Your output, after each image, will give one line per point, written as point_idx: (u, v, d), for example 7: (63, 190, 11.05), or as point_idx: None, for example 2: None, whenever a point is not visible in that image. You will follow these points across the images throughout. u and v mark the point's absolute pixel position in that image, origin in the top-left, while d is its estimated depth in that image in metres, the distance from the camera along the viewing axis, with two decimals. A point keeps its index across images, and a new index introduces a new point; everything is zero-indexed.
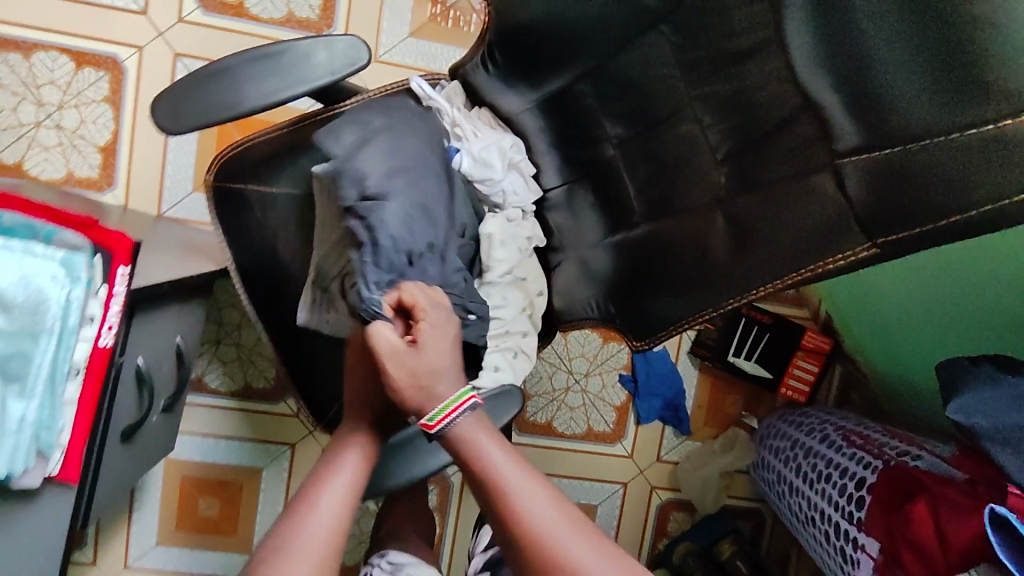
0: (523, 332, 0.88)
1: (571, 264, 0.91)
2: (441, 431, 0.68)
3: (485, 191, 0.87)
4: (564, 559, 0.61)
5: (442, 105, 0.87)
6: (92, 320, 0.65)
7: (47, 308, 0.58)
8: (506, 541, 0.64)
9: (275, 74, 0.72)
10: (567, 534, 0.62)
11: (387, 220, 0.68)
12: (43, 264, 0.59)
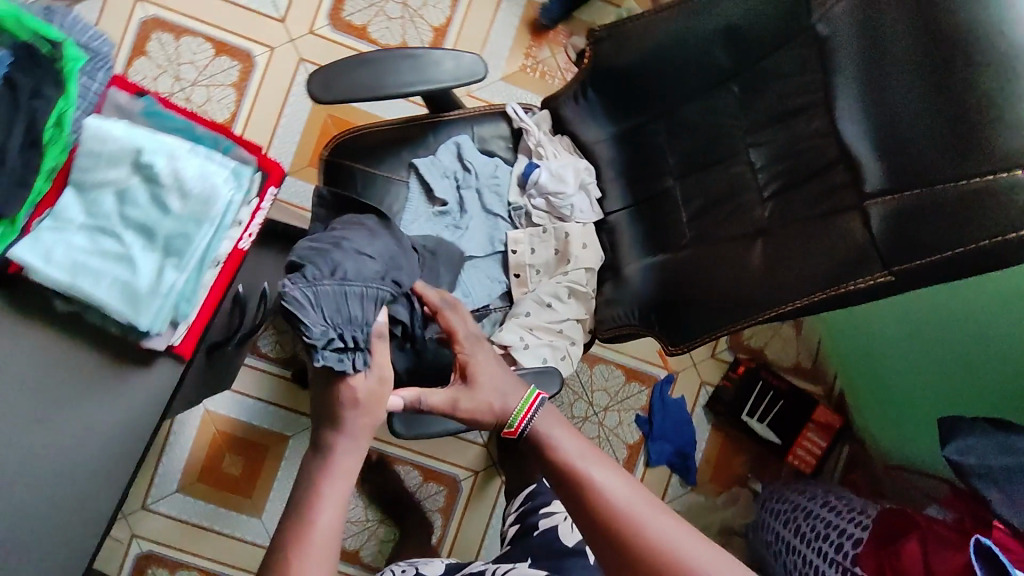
0: (571, 327, 1.02)
1: (617, 281, 1.02)
2: (526, 431, 0.81)
3: (557, 202, 1.02)
4: (644, 532, 0.71)
5: (531, 128, 1.05)
6: (239, 224, 0.75)
7: (214, 200, 0.70)
8: (588, 519, 0.74)
9: (412, 71, 0.88)
10: (644, 514, 0.72)
11: (337, 257, 0.77)
12: (218, 167, 0.71)
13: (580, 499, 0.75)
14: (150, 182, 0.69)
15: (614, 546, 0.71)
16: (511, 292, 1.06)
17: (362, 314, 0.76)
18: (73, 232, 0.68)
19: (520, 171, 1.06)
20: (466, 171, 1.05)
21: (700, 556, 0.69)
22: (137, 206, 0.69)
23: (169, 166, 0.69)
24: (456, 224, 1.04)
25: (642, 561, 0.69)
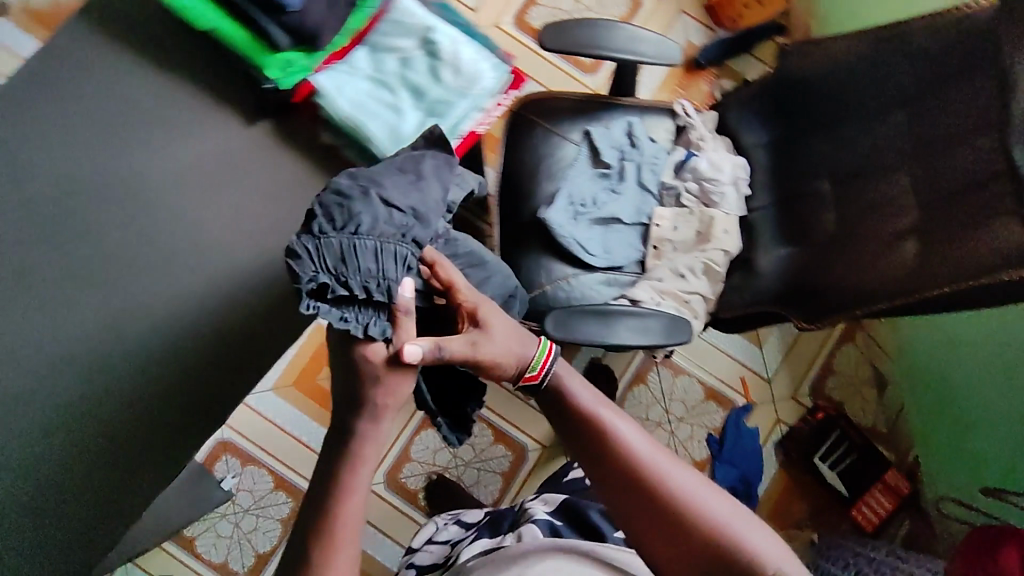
0: (699, 301, 1.10)
1: (747, 270, 1.12)
2: (545, 380, 0.86)
3: (710, 189, 1.13)
4: (667, 481, 0.76)
5: (696, 124, 1.17)
6: (486, 109, 0.93)
7: (480, 81, 0.89)
8: (608, 464, 0.79)
9: (624, 43, 1.03)
10: (659, 461, 0.78)
11: (357, 208, 0.74)
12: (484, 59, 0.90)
13: (597, 444, 0.80)
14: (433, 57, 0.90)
15: (626, 488, 0.76)
16: (646, 262, 1.15)
17: (376, 266, 0.73)
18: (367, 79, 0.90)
19: (678, 157, 1.17)
20: (633, 146, 1.17)
21: (714, 506, 0.74)
22: (417, 73, 0.90)
23: (449, 47, 0.89)
24: (611, 187, 1.16)
25: (653, 501, 0.75)
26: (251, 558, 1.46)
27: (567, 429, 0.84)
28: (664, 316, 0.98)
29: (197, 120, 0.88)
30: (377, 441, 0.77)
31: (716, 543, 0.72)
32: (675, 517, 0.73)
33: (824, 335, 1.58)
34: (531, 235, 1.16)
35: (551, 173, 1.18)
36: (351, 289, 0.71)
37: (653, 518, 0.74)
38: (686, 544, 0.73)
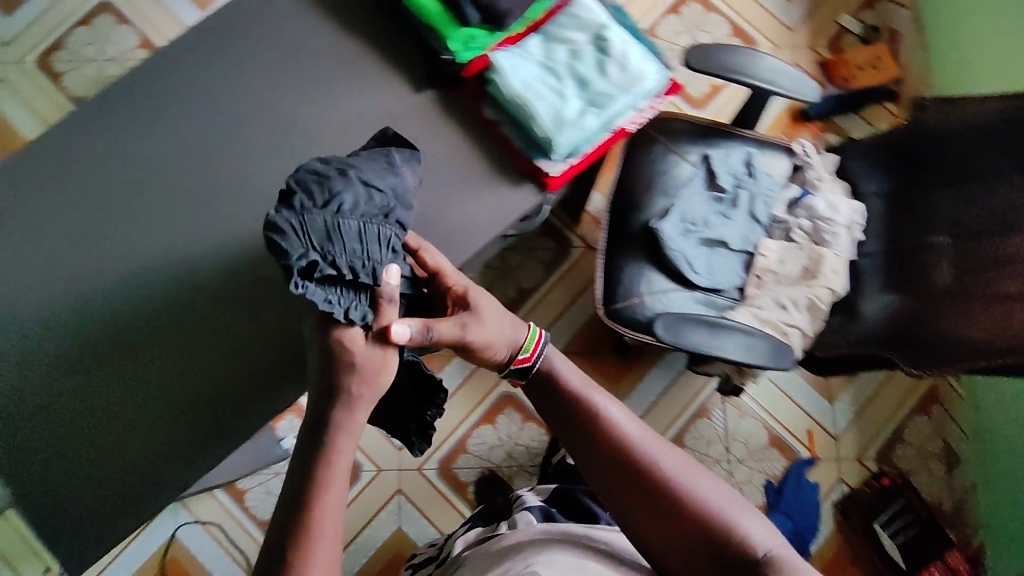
0: (799, 335, 1.10)
1: (850, 313, 1.12)
2: (536, 364, 0.83)
3: (824, 228, 1.14)
4: (659, 465, 0.73)
5: (816, 165, 1.19)
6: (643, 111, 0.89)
7: (643, 82, 0.85)
8: (598, 448, 0.76)
9: (764, 71, 1.06)
10: (650, 449, 0.75)
11: (341, 192, 0.74)
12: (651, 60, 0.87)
13: (587, 433, 0.78)
14: (601, 51, 0.86)
15: (618, 478, 0.74)
16: (746, 289, 1.15)
17: (359, 246, 0.73)
18: (536, 64, 0.86)
19: (792, 194, 1.19)
20: (750, 176, 1.19)
21: (707, 494, 0.71)
22: (585, 64, 0.86)
23: (622, 45, 0.86)
24: (724, 211, 1.17)
25: (645, 490, 0.72)
26: None
27: (557, 418, 0.81)
28: (771, 340, 0.99)
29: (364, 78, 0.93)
30: (359, 422, 0.72)
31: (708, 530, 0.69)
32: (667, 504, 0.71)
33: (897, 403, 1.54)
34: (637, 244, 1.17)
35: (666, 188, 1.19)
36: (335, 268, 0.70)
37: (642, 505, 0.72)
38: (678, 527, 0.70)
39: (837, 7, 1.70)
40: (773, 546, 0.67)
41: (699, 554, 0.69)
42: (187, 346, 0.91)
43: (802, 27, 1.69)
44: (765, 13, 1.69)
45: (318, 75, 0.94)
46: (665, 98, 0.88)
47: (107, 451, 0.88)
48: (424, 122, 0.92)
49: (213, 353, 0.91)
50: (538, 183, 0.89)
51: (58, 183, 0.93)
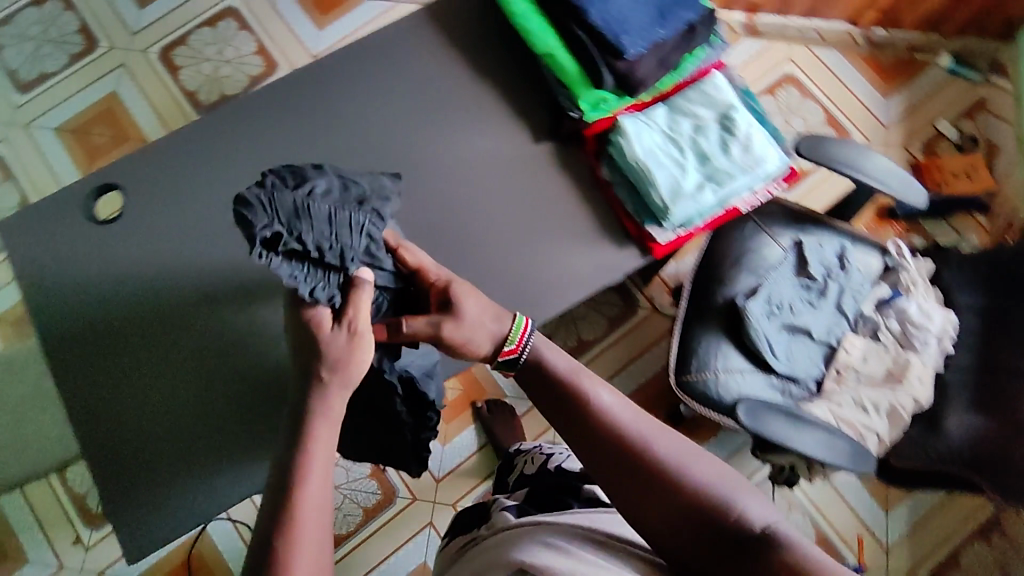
0: (877, 438, 1.08)
1: (932, 428, 1.09)
2: (523, 355, 0.80)
3: (915, 334, 1.12)
4: (650, 448, 0.69)
5: (911, 268, 1.16)
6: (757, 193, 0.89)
7: (764, 165, 0.86)
8: (587, 433, 0.72)
9: (871, 167, 1.06)
10: (643, 430, 0.71)
11: (314, 180, 0.80)
12: (772, 143, 0.87)
13: (578, 418, 0.74)
14: (724, 128, 0.87)
15: (614, 461, 0.70)
16: (824, 383, 1.13)
17: (331, 229, 0.78)
18: (659, 132, 0.88)
19: (881, 293, 1.17)
20: (842, 269, 1.18)
21: (706, 477, 0.68)
22: (708, 139, 0.87)
23: (747, 126, 0.87)
24: (811, 300, 1.15)
25: (641, 472, 0.68)
26: None
27: (545, 401, 0.77)
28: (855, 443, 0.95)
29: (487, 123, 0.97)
30: (331, 415, 0.71)
31: (706, 510, 0.65)
32: (664, 484, 0.67)
33: (956, 523, 1.47)
34: (718, 319, 1.16)
35: (755, 269, 1.18)
36: (298, 244, 0.74)
37: (638, 485, 0.68)
38: (676, 507, 0.66)
39: (937, 111, 1.69)
40: (774, 523, 0.64)
41: (701, 536, 0.65)
42: (192, 360, 0.93)
43: (899, 126, 1.68)
44: (863, 107, 1.69)
45: (445, 115, 0.97)
46: (781, 184, 0.88)
47: (139, 471, 0.90)
48: (540, 174, 0.95)
49: (224, 366, 0.93)
50: (642, 247, 0.90)
51: (188, 180, 0.97)
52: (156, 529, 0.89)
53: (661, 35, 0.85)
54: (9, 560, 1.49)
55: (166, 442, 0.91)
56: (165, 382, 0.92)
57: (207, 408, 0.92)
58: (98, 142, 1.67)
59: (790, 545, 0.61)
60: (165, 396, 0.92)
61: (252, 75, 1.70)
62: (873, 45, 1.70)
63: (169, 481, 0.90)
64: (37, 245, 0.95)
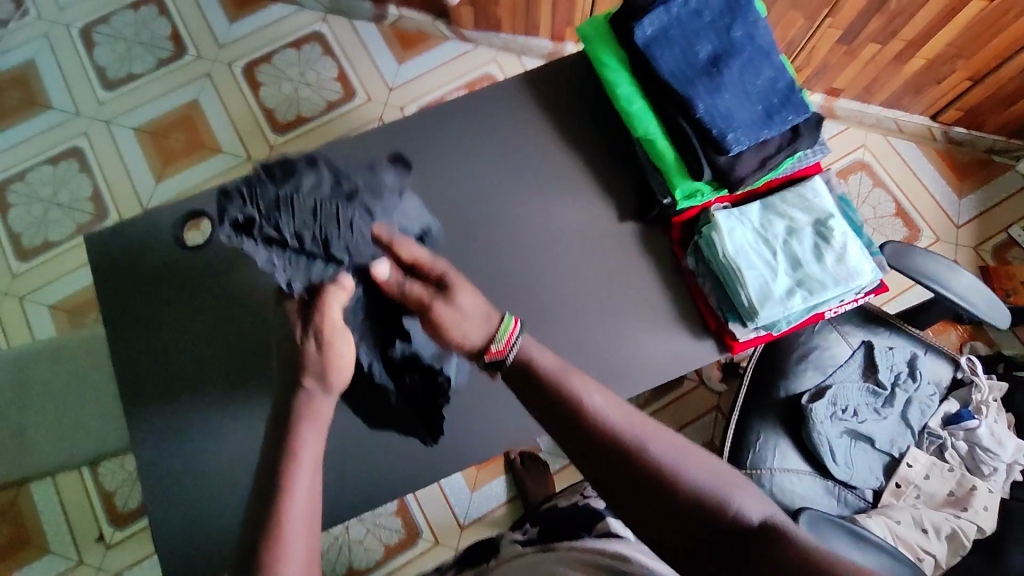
0: (935, 559, 1.04)
1: (992, 559, 1.04)
2: (511, 355, 0.73)
3: (984, 457, 1.10)
4: (644, 452, 0.66)
5: (983, 388, 1.15)
6: (845, 303, 0.87)
7: (858, 279, 0.84)
8: (575, 435, 0.68)
9: (952, 280, 1.03)
10: (636, 429, 0.67)
11: (304, 176, 0.82)
12: (868, 256, 0.85)
13: (569, 421, 0.68)
14: (819, 235, 0.86)
15: (611, 463, 0.66)
16: (882, 495, 1.12)
17: (312, 218, 0.81)
18: (751, 230, 0.86)
19: (949, 409, 1.16)
20: (910, 378, 1.15)
21: (703, 473, 0.65)
22: (802, 244, 0.85)
23: (843, 237, 0.85)
24: (876, 407, 1.13)
25: (639, 473, 0.65)
26: (343, 568, 1.44)
27: (532, 403, 0.71)
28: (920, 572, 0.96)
29: (574, 195, 0.96)
30: (318, 415, 0.73)
31: (709, 509, 0.63)
32: (664, 483, 0.64)
33: None
34: (777, 413, 1.15)
35: (820, 369, 1.17)
36: (279, 234, 0.80)
37: (640, 489, 0.64)
38: (678, 508, 0.63)
39: (1011, 217, 1.65)
40: (774, 517, 0.63)
41: (710, 539, 0.62)
42: (229, 370, 0.99)
43: (970, 227, 1.64)
44: (934, 203, 1.66)
45: (533, 183, 0.97)
46: (868, 296, 0.88)
47: (175, 466, 0.96)
48: (622, 253, 0.94)
49: (240, 352, 1.00)
50: (721, 344, 0.90)
51: None
52: (185, 522, 0.95)
53: (767, 136, 0.84)
54: (32, 548, 1.49)
55: (186, 429, 0.97)
56: (189, 369, 0.99)
57: (220, 392, 0.98)
58: (172, 146, 1.70)
59: (794, 537, 0.60)
60: (186, 382, 0.99)
61: (330, 100, 1.73)
62: (951, 142, 1.68)
63: (195, 480, 0.96)
64: (129, 263, 1.01)
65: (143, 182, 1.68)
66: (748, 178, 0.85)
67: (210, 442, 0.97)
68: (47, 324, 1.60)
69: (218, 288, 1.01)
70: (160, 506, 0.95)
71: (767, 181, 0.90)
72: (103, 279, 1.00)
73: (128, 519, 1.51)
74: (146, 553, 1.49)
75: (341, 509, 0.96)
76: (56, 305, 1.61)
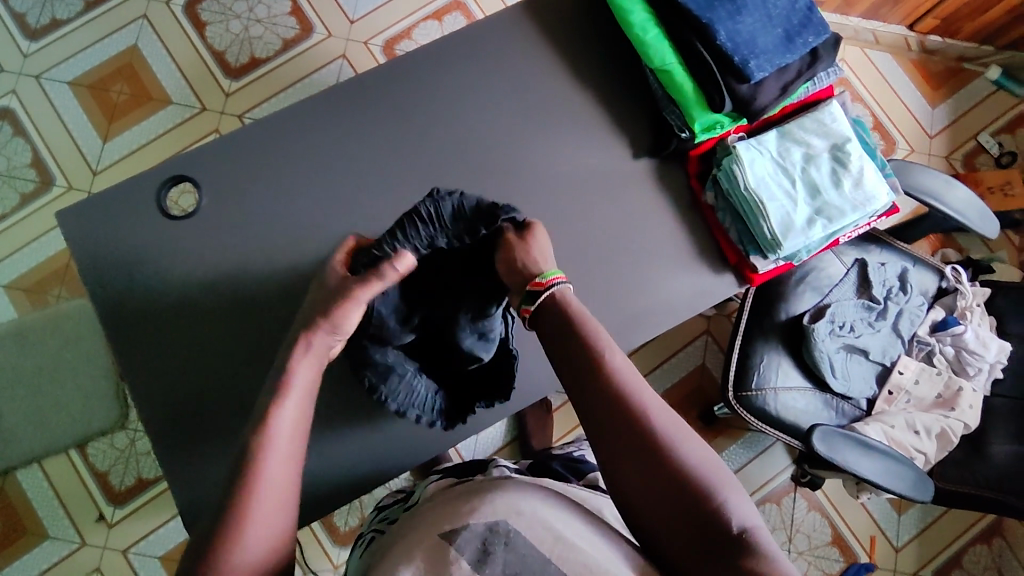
0: (926, 455, 1.12)
1: (974, 450, 1.14)
2: (552, 291, 0.70)
3: (969, 359, 1.18)
4: (643, 426, 0.61)
5: (966, 293, 1.21)
6: (858, 227, 0.95)
7: (871, 203, 0.91)
8: (584, 390, 0.64)
9: (947, 193, 1.06)
10: (653, 401, 0.62)
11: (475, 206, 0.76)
12: (879, 182, 0.92)
13: (590, 375, 0.64)
14: (835, 160, 0.92)
15: (615, 427, 0.61)
16: (875, 402, 1.17)
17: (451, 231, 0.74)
18: (770, 161, 0.92)
19: (936, 316, 1.22)
20: (902, 290, 1.20)
21: (702, 463, 0.61)
22: (820, 171, 0.92)
23: (859, 161, 0.92)
24: (871, 321, 1.18)
25: (639, 448, 0.61)
26: (355, 520, 1.41)
27: (558, 352, 0.67)
28: (920, 471, 1.03)
29: (587, 143, 0.99)
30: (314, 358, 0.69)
31: (694, 503, 0.59)
32: (661, 463, 0.60)
33: (961, 527, 1.52)
34: (780, 335, 1.16)
35: (817, 284, 1.19)
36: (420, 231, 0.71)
37: (636, 466, 0.60)
38: (665, 491, 0.60)
39: (979, 123, 1.70)
40: (754, 527, 0.59)
41: (688, 534, 0.59)
42: (230, 338, 0.92)
43: (942, 137, 1.69)
44: (910, 115, 1.68)
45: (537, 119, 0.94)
46: (877, 218, 0.94)
47: (180, 441, 0.90)
48: (636, 193, 0.98)
49: (251, 313, 0.93)
50: (740, 276, 0.98)
51: (271, 174, 0.95)
52: (196, 496, 0.89)
53: (787, 61, 0.89)
54: (20, 540, 1.41)
55: (198, 399, 0.91)
56: (193, 336, 0.92)
57: (232, 362, 0.92)
58: (116, 100, 1.55)
59: (765, 553, 0.57)
60: (190, 349, 0.92)
61: (286, 38, 1.59)
62: (925, 51, 1.69)
63: (204, 455, 0.90)
64: (111, 233, 0.92)
65: (88, 142, 1.53)
66: (768, 106, 0.90)
67: (226, 411, 0.91)
68: (5, 306, 1.47)
69: (207, 249, 0.93)
70: (176, 479, 0.89)
71: (784, 106, 0.96)
72: (81, 251, 0.91)
73: (129, 495, 1.43)
74: (152, 526, 1.43)
75: (370, 471, 0.93)
76: (11, 285, 1.48)
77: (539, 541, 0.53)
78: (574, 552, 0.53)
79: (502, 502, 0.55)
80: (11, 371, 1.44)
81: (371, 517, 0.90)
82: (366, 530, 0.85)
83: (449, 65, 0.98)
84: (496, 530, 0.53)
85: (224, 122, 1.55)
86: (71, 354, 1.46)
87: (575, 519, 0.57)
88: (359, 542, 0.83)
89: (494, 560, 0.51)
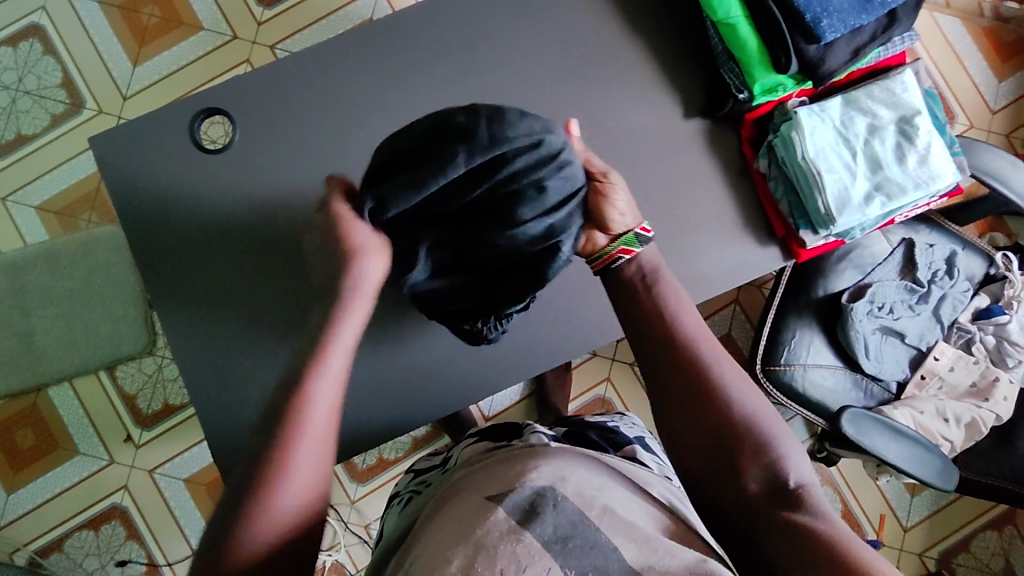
0: (957, 440, 1.10)
1: (1004, 442, 1.11)
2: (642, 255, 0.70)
3: (1009, 351, 1.15)
4: (703, 371, 0.62)
5: (1016, 283, 1.17)
6: (918, 204, 0.92)
7: (933, 183, 0.88)
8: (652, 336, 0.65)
9: (1013, 176, 0.99)
10: (719, 353, 0.63)
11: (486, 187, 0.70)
12: (946, 161, 0.88)
13: (655, 328, 0.66)
14: (902, 132, 0.89)
15: (677, 373, 0.63)
16: (906, 387, 1.15)
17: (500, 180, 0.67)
18: (831, 131, 0.88)
19: (980, 304, 1.18)
20: (948, 274, 1.16)
21: (760, 417, 0.61)
22: (884, 144, 0.88)
23: (927, 137, 0.88)
24: (912, 304, 1.14)
25: (700, 398, 0.61)
26: (372, 459, 1.43)
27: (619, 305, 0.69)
28: (944, 460, 1.01)
29: (635, 98, 0.94)
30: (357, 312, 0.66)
31: (746, 456, 0.59)
32: (715, 414, 0.60)
33: (973, 513, 1.52)
34: (814, 311, 1.13)
35: (861, 262, 1.14)
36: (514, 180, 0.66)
37: (691, 408, 0.61)
38: (722, 443, 0.60)
39: None
40: (810, 486, 0.58)
41: (740, 484, 0.58)
42: (258, 275, 0.91)
43: (1005, 113, 1.58)
44: (973, 88, 1.58)
45: None
46: (939, 196, 0.90)
47: (207, 374, 0.90)
48: (682, 154, 0.94)
49: (284, 253, 0.92)
50: (787, 250, 0.95)
51: (305, 111, 0.92)
52: (220, 427, 0.90)
53: (862, 22, 0.84)
54: (47, 457, 1.46)
55: (228, 333, 0.91)
56: (223, 273, 0.91)
57: (259, 299, 0.91)
58: (147, 23, 1.51)
59: (817, 511, 0.56)
60: (220, 283, 0.91)
61: None
62: (998, 19, 1.57)
63: (229, 388, 0.90)
64: (142, 164, 0.90)
65: (119, 66, 1.50)
66: (836, 71, 0.85)
67: (254, 348, 0.91)
68: (36, 227, 1.48)
69: (241, 185, 0.91)
70: (204, 411, 0.90)
71: (851, 72, 0.92)
72: (115, 179, 0.90)
73: (154, 420, 1.47)
74: (177, 451, 1.47)
75: (394, 417, 0.94)
76: (43, 206, 1.48)
77: (586, 508, 0.51)
78: (620, 522, 0.51)
79: (547, 469, 0.54)
80: (41, 291, 1.46)
81: (406, 479, 0.91)
82: (400, 491, 0.87)
83: (497, 5, 0.93)
84: (544, 494, 0.51)
85: (256, 52, 1.50)
86: (101, 279, 1.47)
87: (620, 492, 0.56)
88: (396, 503, 0.83)
89: (544, 517, 0.49)
